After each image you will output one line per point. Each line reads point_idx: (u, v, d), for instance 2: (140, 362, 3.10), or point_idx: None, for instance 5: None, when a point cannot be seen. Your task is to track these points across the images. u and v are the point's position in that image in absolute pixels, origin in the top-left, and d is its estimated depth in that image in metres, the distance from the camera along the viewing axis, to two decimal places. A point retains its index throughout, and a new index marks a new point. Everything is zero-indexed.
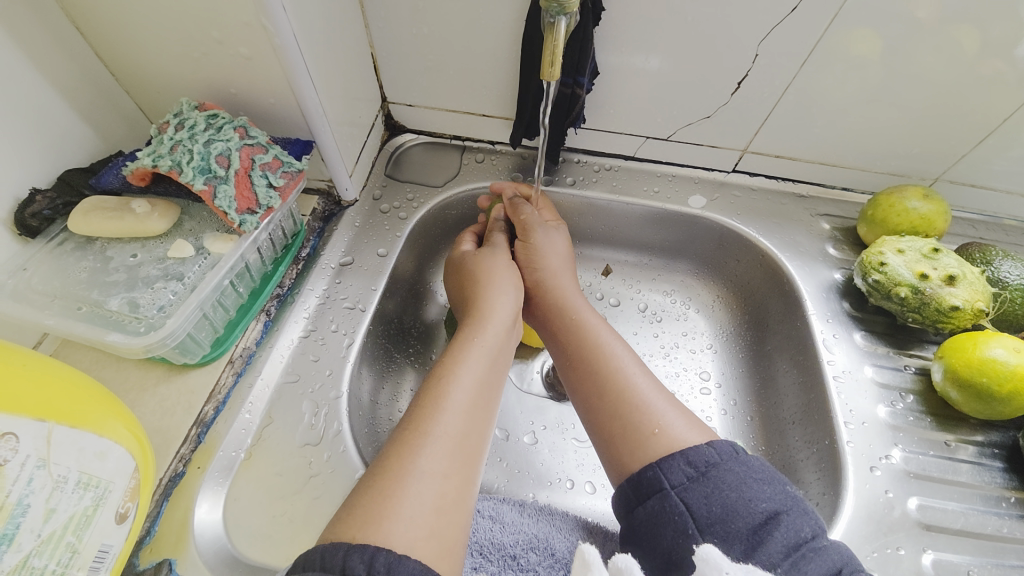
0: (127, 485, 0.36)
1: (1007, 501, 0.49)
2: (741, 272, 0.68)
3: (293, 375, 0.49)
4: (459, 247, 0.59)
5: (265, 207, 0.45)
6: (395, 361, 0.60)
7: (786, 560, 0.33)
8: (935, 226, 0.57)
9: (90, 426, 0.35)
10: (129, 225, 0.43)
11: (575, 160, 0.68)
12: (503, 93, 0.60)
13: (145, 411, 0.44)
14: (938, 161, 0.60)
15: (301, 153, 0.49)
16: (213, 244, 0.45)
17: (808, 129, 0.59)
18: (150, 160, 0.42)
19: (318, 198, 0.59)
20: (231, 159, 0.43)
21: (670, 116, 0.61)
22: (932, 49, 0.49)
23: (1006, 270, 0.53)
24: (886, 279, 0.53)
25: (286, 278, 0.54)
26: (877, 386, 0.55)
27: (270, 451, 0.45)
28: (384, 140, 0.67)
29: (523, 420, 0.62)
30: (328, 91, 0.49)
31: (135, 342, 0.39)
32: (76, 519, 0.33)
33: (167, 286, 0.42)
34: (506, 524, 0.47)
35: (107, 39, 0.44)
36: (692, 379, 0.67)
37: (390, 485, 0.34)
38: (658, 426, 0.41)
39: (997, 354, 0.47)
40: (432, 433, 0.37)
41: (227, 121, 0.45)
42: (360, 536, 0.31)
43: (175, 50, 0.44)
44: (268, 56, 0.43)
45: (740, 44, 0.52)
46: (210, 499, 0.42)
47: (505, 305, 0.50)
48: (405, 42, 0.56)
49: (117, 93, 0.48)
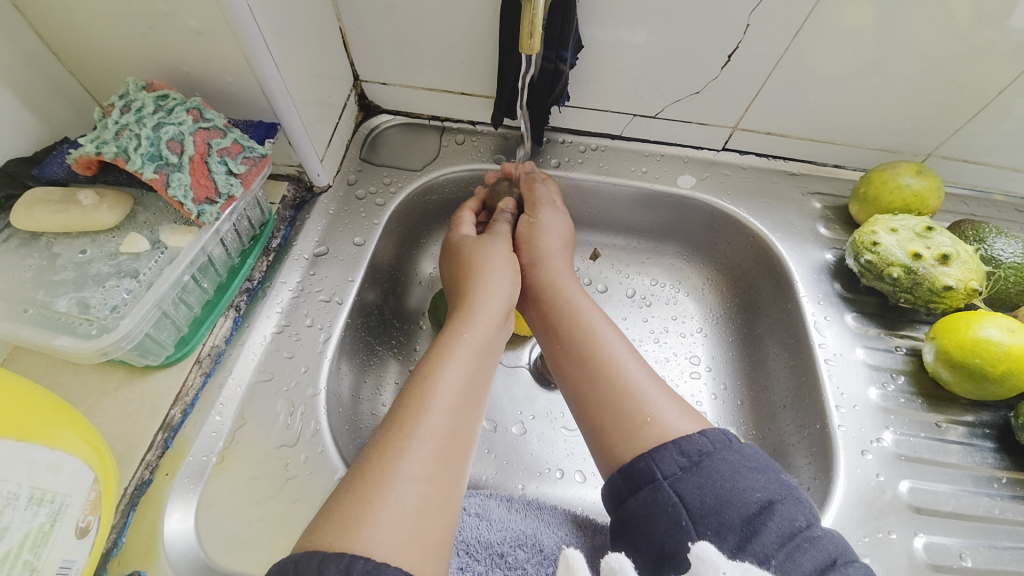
0: (86, 498, 0.34)
1: (999, 481, 0.49)
2: (731, 254, 0.67)
3: (266, 373, 0.47)
4: (458, 228, 0.57)
5: (225, 195, 0.42)
6: (376, 353, 0.58)
7: (781, 551, 0.32)
8: (927, 203, 0.55)
9: (38, 438, 0.32)
10: (76, 219, 0.40)
11: (559, 140, 0.66)
12: (481, 70, 0.57)
13: (105, 418, 0.41)
14: (932, 135, 0.58)
15: (264, 137, 0.46)
16: (171, 237, 0.42)
17: (799, 104, 0.57)
18: (93, 147, 0.39)
19: (288, 185, 0.56)
20: (185, 144, 0.40)
21: (657, 92, 0.58)
22: (931, 17, 0.47)
23: (999, 247, 0.52)
24: (879, 259, 0.52)
25: (256, 270, 0.51)
26: (869, 368, 0.54)
27: (244, 453, 0.43)
28: (358, 121, 0.63)
29: (511, 410, 0.60)
30: (292, 68, 0.46)
31: (87, 346, 0.36)
32: (33, 537, 0.30)
33: (121, 284, 0.39)
34: (492, 521, 0.46)
35: (46, 15, 0.40)
36: (682, 363, 0.66)
37: (369, 488, 0.33)
38: (649, 414, 0.40)
39: (990, 334, 0.46)
40: (416, 435, 0.35)
41: (178, 103, 0.41)
42: (336, 543, 0.30)
43: (120, 26, 0.40)
44: (221, 29, 0.39)
45: (729, 16, 0.49)
46: (181, 508, 0.40)
47: (495, 293, 0.48)
48: (375, 15, 0.52)
49: (61, 75, 0.45)
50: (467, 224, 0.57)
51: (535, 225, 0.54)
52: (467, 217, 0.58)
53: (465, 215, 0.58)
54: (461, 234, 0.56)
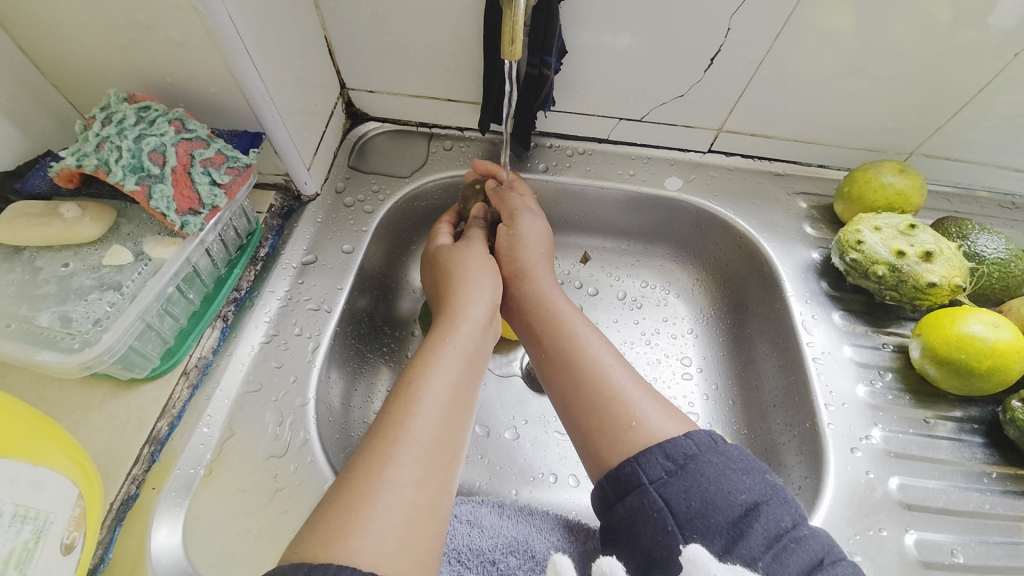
0: (71, 514, 0.34)
1: (988, 476, 0.49)
2: (719, 255, 0.67)
3: (255, 384, 0.46)
4: (435, 239, 0.57)
5: (209, 206, 0.42)
6: (367, 361, 0.58)
7: (767, 553, 0.32)
8: (911, 201, 0.56)
9: (21, 456, 0.32)
10: (58, 232, 0.40)
11: (547, 145, 0.66)
12: (467, 76, 0.57)
13: (91, 433, 0.41)
14: (914, 134, 0.59)
15: (249, 146, 0.46)
16: (155, 248, 0.42)
17: (783, 106, 0.58)
18: (74, 159, 0.38)
19: (275, 194, 0.55)
20: (167, 155, 0.40)
21: (642, 96, 0.58)
22: (907, 19, 0.48)
23: (982, 243, 0.53)
24: (864, 257, 0.53)
25: (243, 280, 0.51)
26: (857, 365, 0.54)
27: (232, 465, 0.43)
28: (346, 129, 0.63)
29: (503, 415, 0.60)
30: (276, 77, 0.46)
31: (69, 360, 0.36)
32: (16, 555, 0.30)
33: (104, 297, 0.39)
34: (484, 528, 0.45)
35: (28, 29, 0.40)
36: (674, 365, 0.66)
37: (356, 499, 0.32)
38: (634, 418, 0.40)
39: (976, 330, 0.46)
40: (402, 441, 0.35)
41: (160, 114, 0.41)
42: (324, 555, 0.30)
43: (102, 38, 0.40)
44: (204, 40, 0.39)
45: (712, 19, 0.49)
46: (168, 522, 0.39)
47: (481, 300, 0.48)
48: (360, 24, 0.53)
49: (44, 88, 0.44)
50: (444, 236, 0.57)
51: (517, 239, 0.54)
52: (443, 229, 0.58)
53: (442, 227, 0.58)
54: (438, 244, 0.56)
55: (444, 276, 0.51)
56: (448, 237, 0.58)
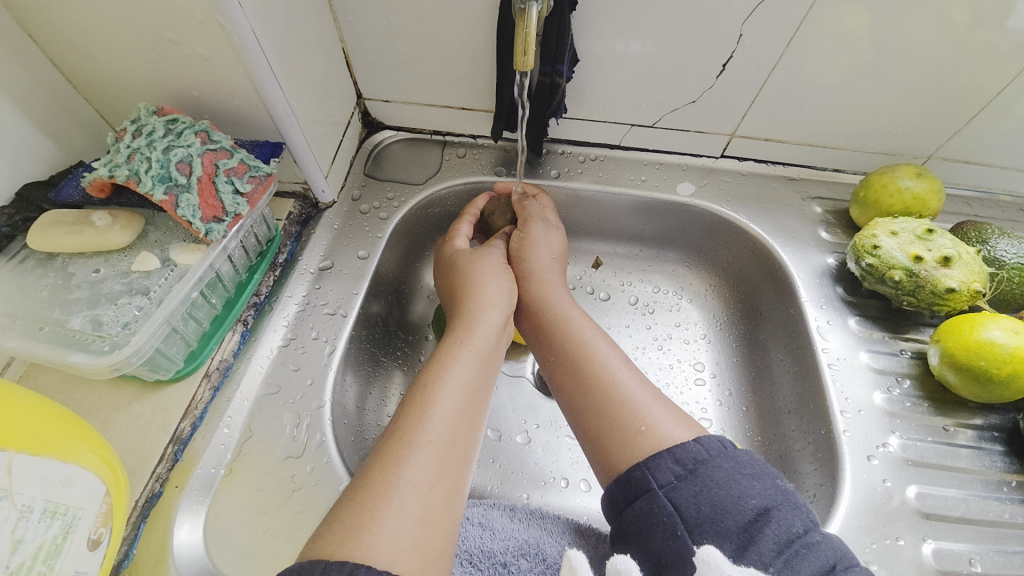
0: (98, 510, 0.35)
1: (1008, 485, 0.48)
2: (733, 260, 0.67)
3: (273, 386, 0.48)
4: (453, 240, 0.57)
5: (232, 214, 0.43)
6: (381, 364, 0.59)
7: (779, 558, 0.32)
8: (928, 205, 0.55)
9: (53, 453, 0.33)
10: (90, 239, 0.42)
11: (559, 151, 0.67)
12: (480, 85, 0.58)
13: (118, 432, 0.43)
14: (931, 138, 0.58)
15: (269, 156, 0.47)
16: (180, 255, 0.43)
17: (796, 110, 0.57)
18: (106, 170, 0.40)
19: (294, 201, 0.57)
20: (193, 165, 0.41)
21: (654, 102, 0.59)
22: (922, 22, 0.47)
23: (1003, 248, 0.52)
24: (880, 262, 0.52)
25: (263, 285, 0.52)
26: (874, 372, 0.53)
27: (251, 465, 0.44)
28: (362, 138, 0.65)
29: (515, 419, 0.61)
30: (296, 89, 0.47)
31: (99, 362, 0.37)
32: (46, 549, 0.31)
33: (133, 301, 0.41)
34: (495, 531, 0.46)
35: (62, 46, 0.42)
36: (686, 370, 0.66)
37: (371, 498, 0.33)
38: (644, 423, 0.40)
39: (995, 336, 0.45)
40: (416, 442, 0.36)
41: (187, 126, 0.43)
42: (338, 552, 0.30)
43: (131, 54, 0.42)
44: (227, 56, 0.41)
45: (723, 25, 0.50)
46: (190, 520, 0.41)
47: (492, 304, 0.49)
48: (377, 35, 0.54)
49: (76, 102, 0.47)
50: (460, 236, 0.57)
51: (527, 241, 0.55)
52: (462, 229, 0.58)
53: (461, 226, 0.58)
54: (452, 249, 0.57)
55: (458, 281, 0.52)
56: (465, 238, 0.58)
